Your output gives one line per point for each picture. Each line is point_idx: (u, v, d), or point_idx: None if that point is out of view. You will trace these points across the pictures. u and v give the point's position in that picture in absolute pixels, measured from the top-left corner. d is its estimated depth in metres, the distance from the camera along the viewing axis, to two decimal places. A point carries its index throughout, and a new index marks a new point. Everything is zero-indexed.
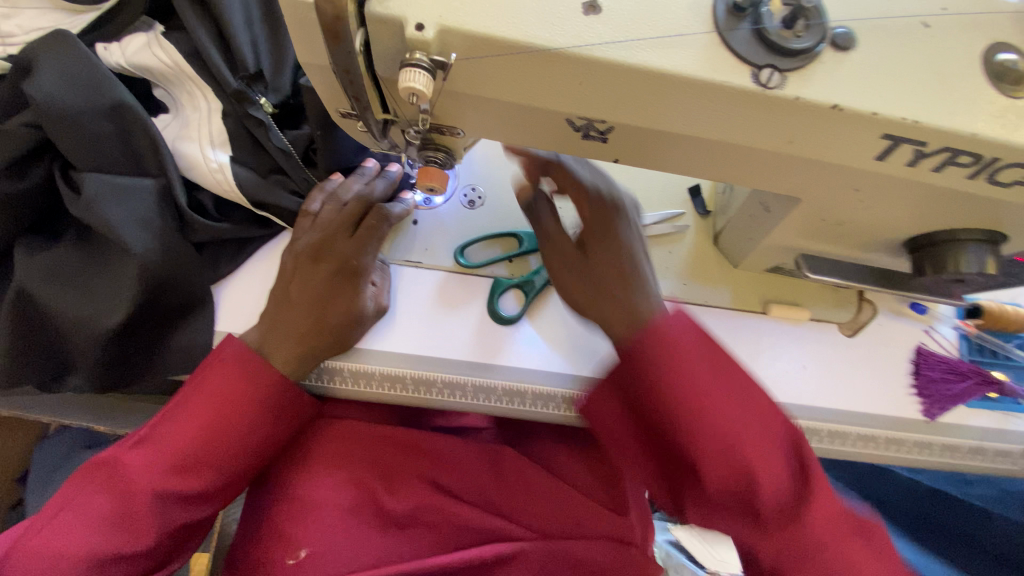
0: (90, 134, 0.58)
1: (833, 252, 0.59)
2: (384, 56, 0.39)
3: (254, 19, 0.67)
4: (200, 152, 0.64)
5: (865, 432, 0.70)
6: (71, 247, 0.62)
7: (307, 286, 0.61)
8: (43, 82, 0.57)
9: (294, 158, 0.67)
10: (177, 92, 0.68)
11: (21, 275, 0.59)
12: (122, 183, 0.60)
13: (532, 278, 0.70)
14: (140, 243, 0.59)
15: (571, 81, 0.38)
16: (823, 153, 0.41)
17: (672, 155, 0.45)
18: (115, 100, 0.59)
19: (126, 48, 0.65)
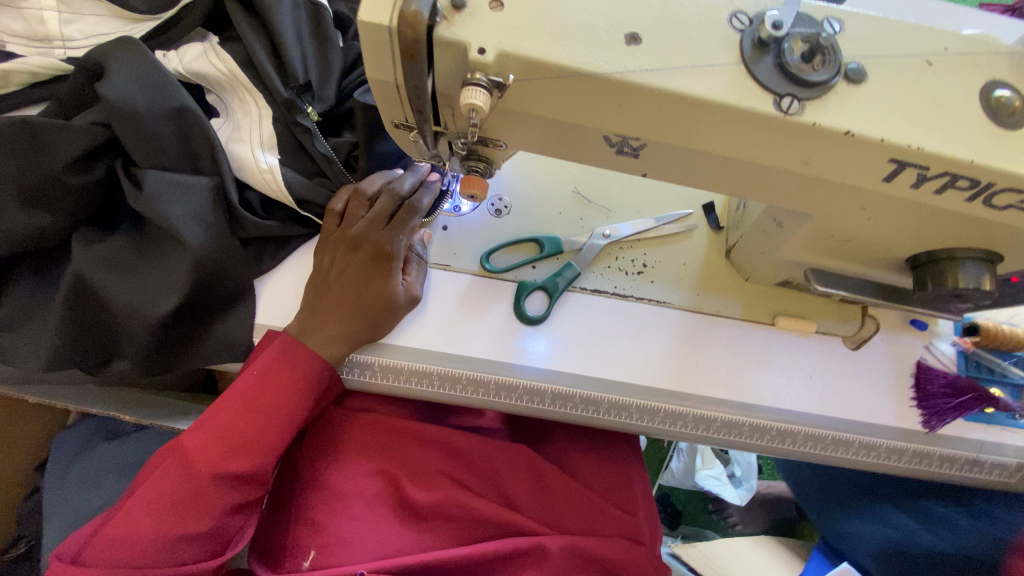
0: (154, 134, 0.62)
1: (840, 266, 0.63)
2: (445, 75, 0.43)
3: (304, 35, 0.72)
4: (251, 154, 0.68)
5: (870, 441, 0.73)
6: (126, 239, 0.66)
7: (342, 276, 0.65)
8: (114, 84, 0.60)
9: (336, 163, 0.71)
10: (227, 97, 0.70)
11: (79, 263, 0.63)
12: (181, 181, 0.63)
13: (554, 282, 0.73)
14: (195, 238, 0.63)
15: (612, 102, 0.43)
16: (835, 174, 0.45)
17: (699, 170, 0.49)
18: (177, 103, 0.63)
19: (183, 55, 0.67)
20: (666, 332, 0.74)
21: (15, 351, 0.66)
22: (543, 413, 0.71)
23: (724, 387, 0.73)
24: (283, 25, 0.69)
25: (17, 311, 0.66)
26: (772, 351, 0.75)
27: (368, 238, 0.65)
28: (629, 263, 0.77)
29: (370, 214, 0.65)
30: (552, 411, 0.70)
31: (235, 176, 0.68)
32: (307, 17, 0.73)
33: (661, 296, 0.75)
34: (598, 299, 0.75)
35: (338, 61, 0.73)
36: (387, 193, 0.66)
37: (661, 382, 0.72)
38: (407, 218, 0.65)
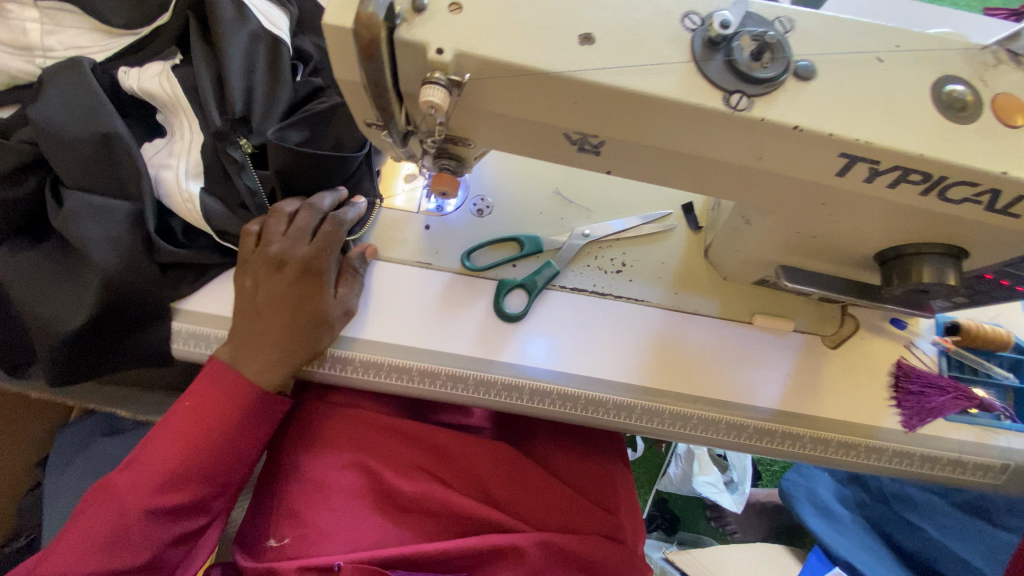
0: (78, 153, 0.65)
1: (811, 263, 0.64)
2: (408, 75, 0.45)
3: (255, 66, 0.73)
4: (175, 181, 0.69)
5: (850, 440, 0.73)
6: (50, 253, 0.68)
7: (277, 299, 0.65)
8: (40, 104, 0.65)
9: (262, 197, 0.72)
10: (173, 119, 0.73)
11: (4, 273, 0.66)
12: (99, 204, 0.65)
13: (533, 280, 0.75)
14: (105, 261, 0.64)
15: (567, 100, 0.44)
16: (789, 169, 0.46)
17: (660, 166, 0.50)
18: (106, 128, 0.65)
19: (142, 73, 0.71)
20: (644, 330, 0.75)
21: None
22: (519, 410, 0.70)
23: (702, 384, 0.73)
24: (234, 59, 0.71)
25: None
26: (749, 349, 0.75)
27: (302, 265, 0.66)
28: (609, 262, 0.78)
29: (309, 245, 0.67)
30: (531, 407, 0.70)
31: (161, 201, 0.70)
32: (265, 48, 0.74)
33: (640, 294, 0.76)
34: (578, 297, 0.76)
35: (284, 99, 0.74)
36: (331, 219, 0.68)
37: (637, 378, 0.72)
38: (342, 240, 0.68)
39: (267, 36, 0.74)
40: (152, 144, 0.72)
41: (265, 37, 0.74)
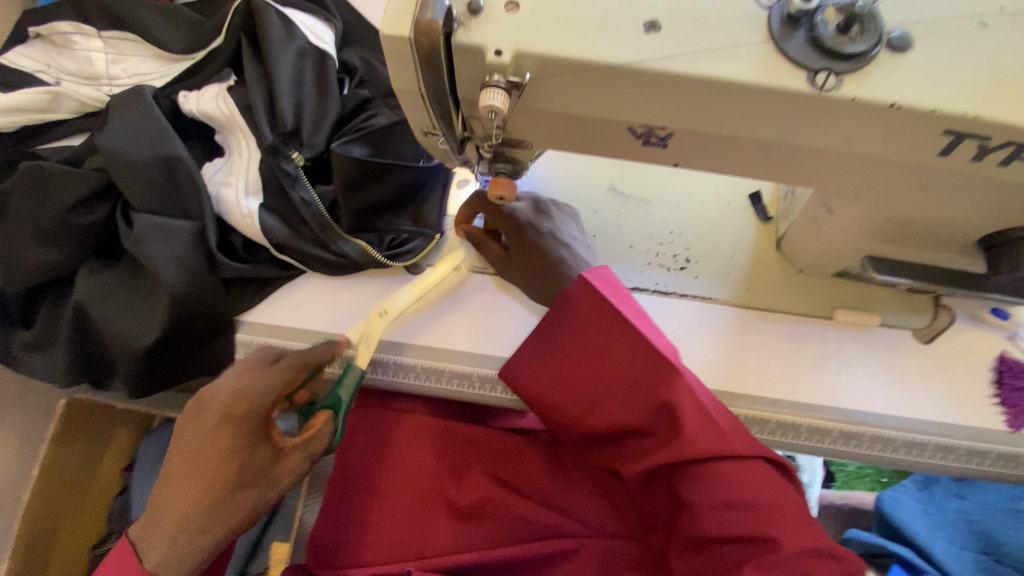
0: (143, 178, 0.69)
1: (900, 252, 0.58)
2: (466, 79, 0.44)
3: (305, 80, 0.75)
4: (236, 199, 0.71)
5: (945, 442, 0.67)
6: (122, 272, 0.71)
7: (190, 444, 0.49)
8: (111, 133, 0.68)
9: (317, 208, 0.71)
10: (230, 138, 0.75)
11: (82, 294, 0.70)
12: (167, 225, 0.69)
13: (337, 396, 0.60)
14: (172, 279, 0.67)
15: (632, 93, 0.42)
16: (880, 151, 0.42)
17: (732, 157, 0.47)
18: (170, 152, 0.69)
19: (201, 96, 0.75)
20: (712, 329, 0.71)
21: (40, 368, 0.76)
22: None
23: (776, 385, 0.68)
24: (285, 77, 0.73)
25: (41, 333, 0.75)
26: (829, 345, 0.70)
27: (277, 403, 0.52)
28: (672, 259, 0.74)
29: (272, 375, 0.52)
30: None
31: (220, 219, 0.73)
32: (312, 62, 0.76)
33: (705, 292, 0.73)
34: (639, 297, 0.73)
35: (333, 110, 0.74)
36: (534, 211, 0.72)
37: (708, 381, 0.68)
38: (540, 254, 0.70)
39: (314, 51, 0.77)
40: (212, 163, 0.75)
41: (312, 53, 0.76)
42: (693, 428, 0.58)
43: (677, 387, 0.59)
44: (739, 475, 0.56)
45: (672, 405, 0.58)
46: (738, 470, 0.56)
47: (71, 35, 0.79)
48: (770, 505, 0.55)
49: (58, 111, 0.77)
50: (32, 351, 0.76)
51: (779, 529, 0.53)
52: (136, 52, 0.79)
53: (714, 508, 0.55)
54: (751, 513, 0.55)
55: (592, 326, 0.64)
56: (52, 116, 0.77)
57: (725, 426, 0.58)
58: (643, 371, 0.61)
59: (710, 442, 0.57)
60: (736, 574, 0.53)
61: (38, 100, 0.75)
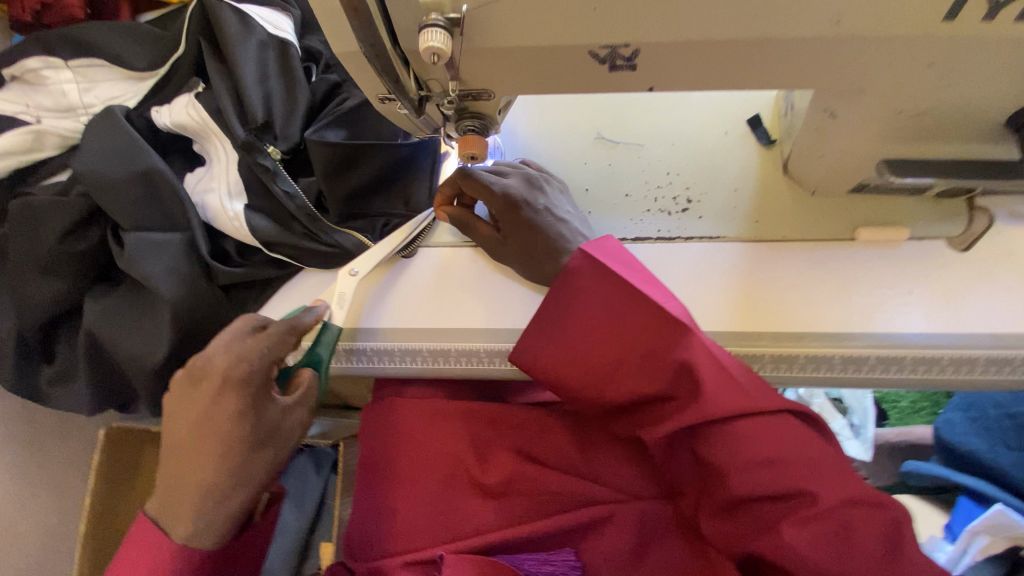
0: (125, 196, 0.68)
1: (920, 150, 0.53)
2: (407, 27, 0.41)
3: (270, 73, 0.73)
4: (220, 204, 0.70)
5: (999, 354, 0.61)
6: (123, 294, 0.71)
7: (193, 415, 0.51)
8: (87, 156, 0.68)
9: (301, 199, 0.69)
10: (206, 145, 0.74)
11: (88, 321, 0.70)
12: (157, 239, 0.68)
13: (316, 353, 0.62)
14: (170, 292, 0.66)
15: (585, 10, 0.38)
16: (873, 29, 0.38)
17: (711, 67, 0.42)
18: (146, 166, 0.68)
19: (172, 108, 0.73)
20: (724, 269, 0.66)
21: (69, 401, 0.77)
22: None
23: (800, 318, 0.63)
24: (249, 72, 0.71)
25: (65, 367, 0.77)
26: (856, 268, 0.65)
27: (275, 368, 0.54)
28: (672, 202, 0.70)
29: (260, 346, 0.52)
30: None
31: (209, 227, 0.72)
32: (275, 53, 0.74)
33: (712, 231, 0.68)
34: (642, 246, 0.69)
35: (304, 99, 0.73)
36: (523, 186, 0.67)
37: (726, 325, 0.64)
38: (535, 232, 0.65)
39: (275, 41, 0.74)
40: (193, 174, 0.74)
41: (273, 43, 0.74)
42: (715, 388, 0.55)
43: (692, 347, 0.56)
44: (764, 432, 0.54)
45: (693, 368, 0.55)
46: (764, 426, 0.54)
47: (41, 71, 0.78)
48: (802, 459, 0.53)
49: (43, 150, 0.78)
50: (58, 385, 0.78)
51: (812, 481, 0.52)
52: (105, 75, 0.79)
53: (744, 467, 0.53)
54: (779, 469, 0.53)
55: (597, 293, 0.60)
56: (39, 155, 0.77)
57: (747, 384, 0.56)
58: (653, 335, 0.58)
59: (733, 400, 0.54)
60: (774, 532, 0.52)
61: (23, 141, 0.76)
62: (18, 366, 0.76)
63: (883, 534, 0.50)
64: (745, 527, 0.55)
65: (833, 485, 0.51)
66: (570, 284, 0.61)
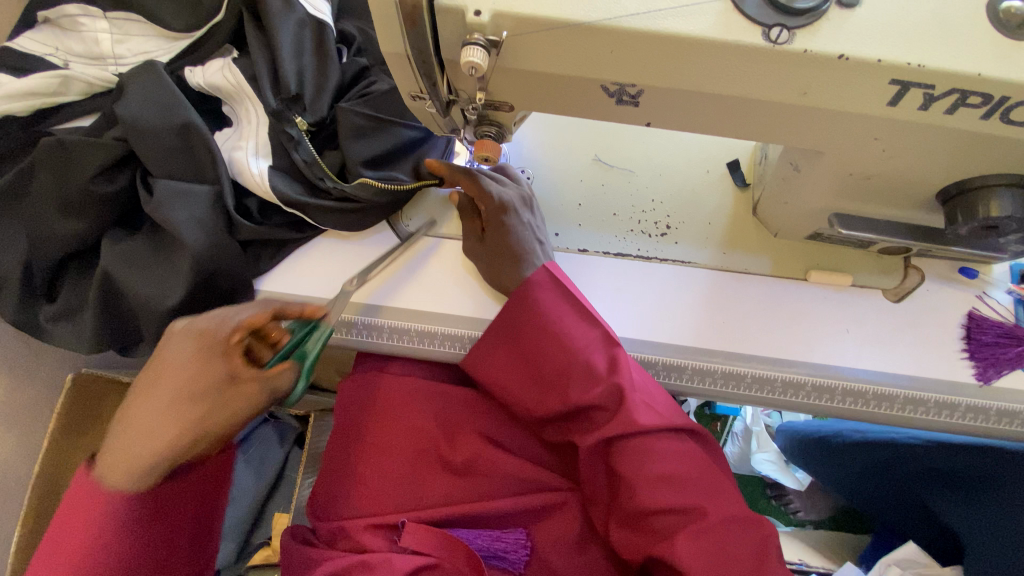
0: (161, 145, 0.72)
1: (868, 210, 0.61)
2: (449, 41, 0.47)
3: (305, 49, 0.78)
4: (245, 160, 0.74)
5: (915, 395, 0.70)
6: (144, 239, 0.76)
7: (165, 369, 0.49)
8: (130, 104, 0.72)
9: (319, 166, 0.74)
10: (237, 107, 0.78)
11: (106, 260, 0.74)
12: (185, 189, 0.72)
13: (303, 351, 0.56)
14: (194, 240, 0.71)
15: (604, 52, 0.45)
16: (835, 103, 0.46)
17: (702, 114, 0.50)
18: (185, 120, 0.73)
19: (206, 70, 0.77)
20: (692, 291, 0.74)
21: (68, 337, 0.79)
22: None
23: (750, 343, 0.72)
24: (286, 44, 0.76)
25: (68, 304, 0.80)
26: (805, 305, 0.73)
27: (235, 336, 0.51)
28: (654, 226, 0.78)
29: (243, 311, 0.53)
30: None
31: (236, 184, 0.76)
32: (310, 32, 0.79)
33: (686, 256, 0.76)
34: (622, 261, 0.76)
35: (333, 78, 0.79)
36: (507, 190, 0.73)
37: (686, 340, 0.72)
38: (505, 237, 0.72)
39: (312, 22, 0.79)
40: (221, 132, 0.78)
41: (310, 23, 0.79)
42: (635, 411, 0.61)
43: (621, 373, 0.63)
44: (666, 452, 0.61)
45: (622, 392, 0.61)
46: (671, 447, 0.61)
47: (77, 18, 0.81)
48: (695, 477, 0.60)
49: (68, 94, 0.80)
50: (60, 322, 0.80)
51: (702, 497, 0.59)
52: (135, 31, 0.82)
53: (647, 480, 0.59)
54: (679, 487, 0.59)
55: (551, 308, 0.67)
56: (63, 99, 0.80)
57: (662, 406, 0.63)
58: (590, 356, 0.64)
59: (641, 420, 0.61)
60: (668, 540, 0.57)
61: (48, 83, 0.79)
62: (23, 298, 0.79)
63: (753, 545, 0.57)
64: (645, 537, 0.60)
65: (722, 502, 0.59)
66: (529, 293, 0.67)
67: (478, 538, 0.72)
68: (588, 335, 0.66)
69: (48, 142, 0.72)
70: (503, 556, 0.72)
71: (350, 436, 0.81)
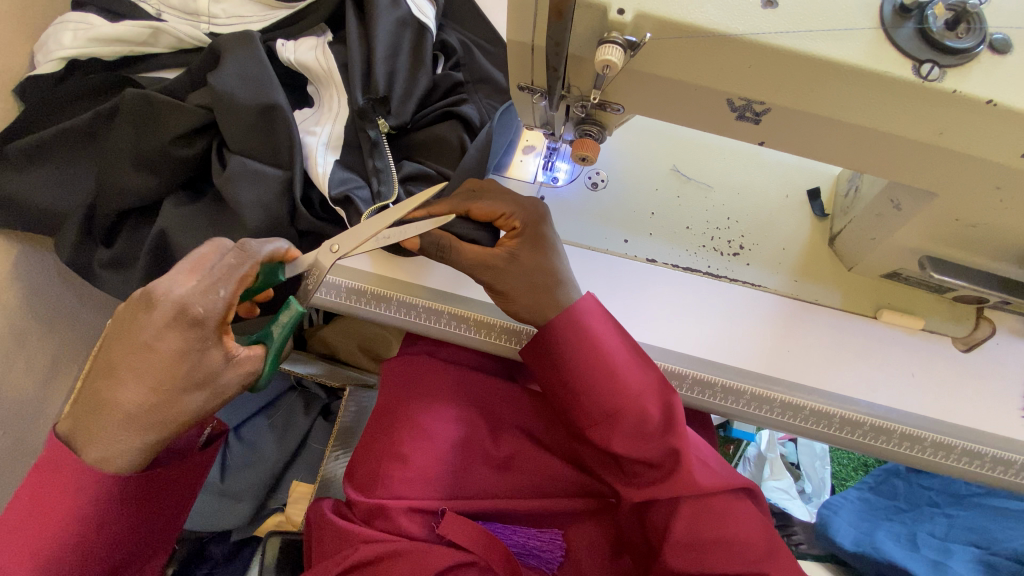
0: (244, 121, 0.72)
1: (962, 257, 0.60)
2: (581, 37, 0.46)
3: (401, 51, 0.80)
4: (315, 146, 0.73)
5: (974, 449, 0.68)
6: (208, 207, 0.76)
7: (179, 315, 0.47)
8: (223, 75, 0.72)
9: (387, 173, 0.74)
10: (323, 91, 0.78)
11: (167, 222, 0.74)
12: (259, 170, 0.72)
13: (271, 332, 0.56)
14: (254, 222, 0.71)
15: (742, 65, 0.44)
16: (969, 146, 0.44)
17: (823, 140, 0.49)
18: (271, 101, 0.72)
19: (298, 47, 0.77)
20: (759, 315, 0.74)
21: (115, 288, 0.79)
22: None
23: (810, 373, 0.71)
24: (386, 46, 0.77)
25: (123, 253, 0.79)
26: (872, 343, 0.73)
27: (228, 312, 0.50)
28: (726, 245, 0.77)
29: (196, 284, 0.48)
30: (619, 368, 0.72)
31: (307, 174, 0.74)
32: (411, 33, 0.81)
33: (757, 279, 0.75)
34: (690, 276, 0.76)
35: (422, 84, 0.80)
36: (530, 203, 0.68)
37: (748, 363, 0.71)
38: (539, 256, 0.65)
39: (414, 24, 0.82)
40: (300, 111, 0.78)
41: (412, 24, 0.81)
42: (692, 471, 0.58)
43: (675, 429, 0.58)
44: (715, 512, 0.59)
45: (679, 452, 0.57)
46: (724, 505, 0.59)
47: None
48: (747, 540, 0.58)
49: (156, 45, 0.80)
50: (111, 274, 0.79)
51: (754, 559, 0.57)
52: None
53: (695, 537, 0.58)
54: (730, 549, 0.58)
55: (605, 341, 0.61)
56: (151, 49, 0.80)
57: (711, 462, 0.62)
58: (644, 405, 0.59)
59: (695, 479, 0.57)
60: None
61: (139, 33, 0.78)
62: (79, 240, 0.78)
63: None
64: None
65: (783, 567, 0.57)
66: (577, 324, 0.61)
67: (514, 533, 0.73)
68: (643, 377, 0.60)
69: (132, 97, 0.72)
70: (537, 553, 0.73)
71: (389, 414, 0.79)
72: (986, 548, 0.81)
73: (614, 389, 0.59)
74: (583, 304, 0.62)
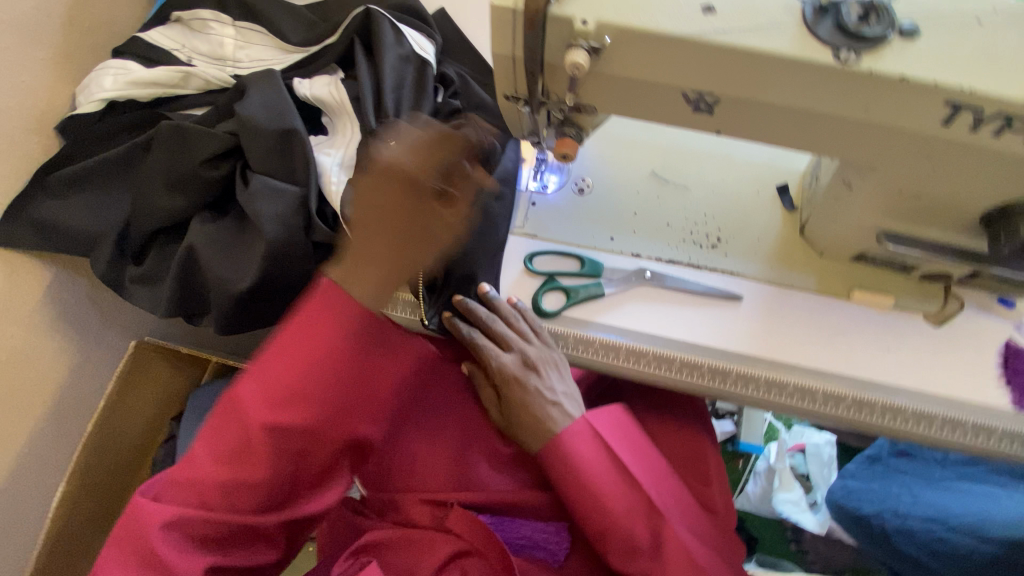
0: (265, 144, 0.81)
1: (915, 230, 0.66)
2: (553, 45, 0.54)
3: (405, 83, 0.89)
4: (330, 168, 0.82)
5: (954, 417, 0.72)
6: (233, 224, 0.84)
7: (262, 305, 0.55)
8: (250, 105, 0.82)
9: None
10: (336, 121, 0.87)
11: (194, 237, 0.81)
12: (277, 188, 0.80)
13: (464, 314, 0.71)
14: (272, 233, 0.78)
15: (689, 61, 0.52)
16: (893, 120, 0.51)
17: (772, 124, 0.56)
18: (290, 128, 0.81)
19: (313, 84, 0.87)
20: (739, 302, 0.79)
21: (145, 301, 0.86)
22: (597, 365, 0.77)
23: (790, 351, 0.76)
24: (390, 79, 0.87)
25: (152, 269, 0.86)
26: (848, 322, 0.77)
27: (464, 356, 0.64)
28: (705, 238, 0.83)
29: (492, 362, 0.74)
30: (577, 355, 0.78)
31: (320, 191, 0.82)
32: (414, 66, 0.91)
33: (735, 267, 0.81)
34: (673, 267, 0.82)
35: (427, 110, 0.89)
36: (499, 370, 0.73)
37: (732, 346, 0.76)
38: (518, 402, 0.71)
39: (416, 60, 0.91)
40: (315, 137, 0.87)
41: (414, 60, 0.91)
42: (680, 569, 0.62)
43: (663, 542, 0.64)
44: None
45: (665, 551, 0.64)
46: None
47: (208, 23, 0.93)
48: None
49: (185, 88, 0.90)
50: (140, 286, 0.87)
51: None
52: (254, 40, 0.94)
53: None
54: None
55: (594, 465, 0.67)
56: (180, 91, 0.90)
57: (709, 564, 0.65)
58: (632, 529, 0.65)
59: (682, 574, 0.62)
60: None
61: (171, 77, 0.89)
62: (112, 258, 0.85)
63: None
64: None
65: None
66: (568, 452, 0.67)
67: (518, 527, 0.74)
68: (630, 499, 0.66)
69: (168, 129, 0.82)
70: (544, 546, 0.74)
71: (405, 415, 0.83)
72: (945, 524, 0.90)
73: (599, 510, 0.66)
74: (571, 429, 0.69)
